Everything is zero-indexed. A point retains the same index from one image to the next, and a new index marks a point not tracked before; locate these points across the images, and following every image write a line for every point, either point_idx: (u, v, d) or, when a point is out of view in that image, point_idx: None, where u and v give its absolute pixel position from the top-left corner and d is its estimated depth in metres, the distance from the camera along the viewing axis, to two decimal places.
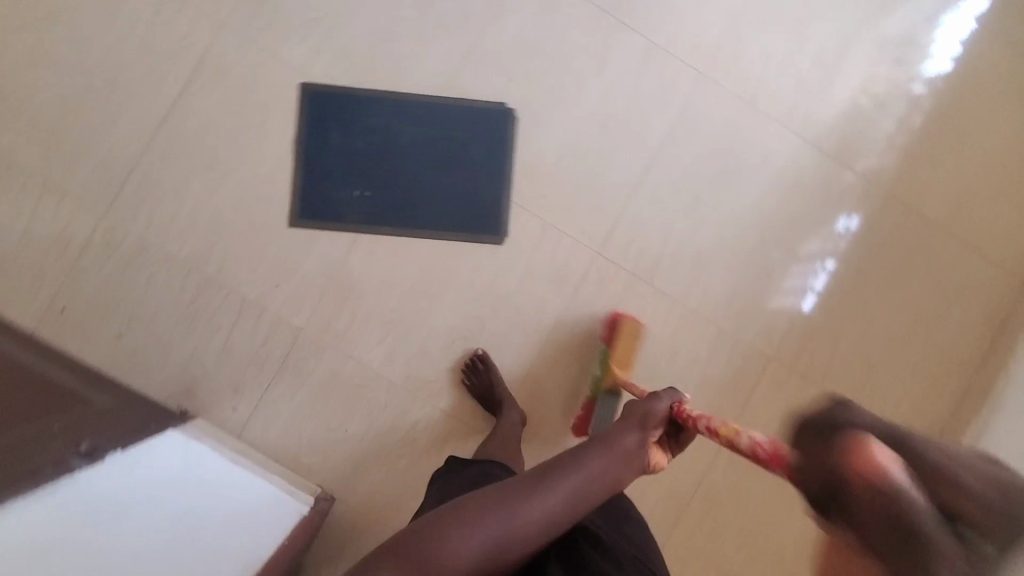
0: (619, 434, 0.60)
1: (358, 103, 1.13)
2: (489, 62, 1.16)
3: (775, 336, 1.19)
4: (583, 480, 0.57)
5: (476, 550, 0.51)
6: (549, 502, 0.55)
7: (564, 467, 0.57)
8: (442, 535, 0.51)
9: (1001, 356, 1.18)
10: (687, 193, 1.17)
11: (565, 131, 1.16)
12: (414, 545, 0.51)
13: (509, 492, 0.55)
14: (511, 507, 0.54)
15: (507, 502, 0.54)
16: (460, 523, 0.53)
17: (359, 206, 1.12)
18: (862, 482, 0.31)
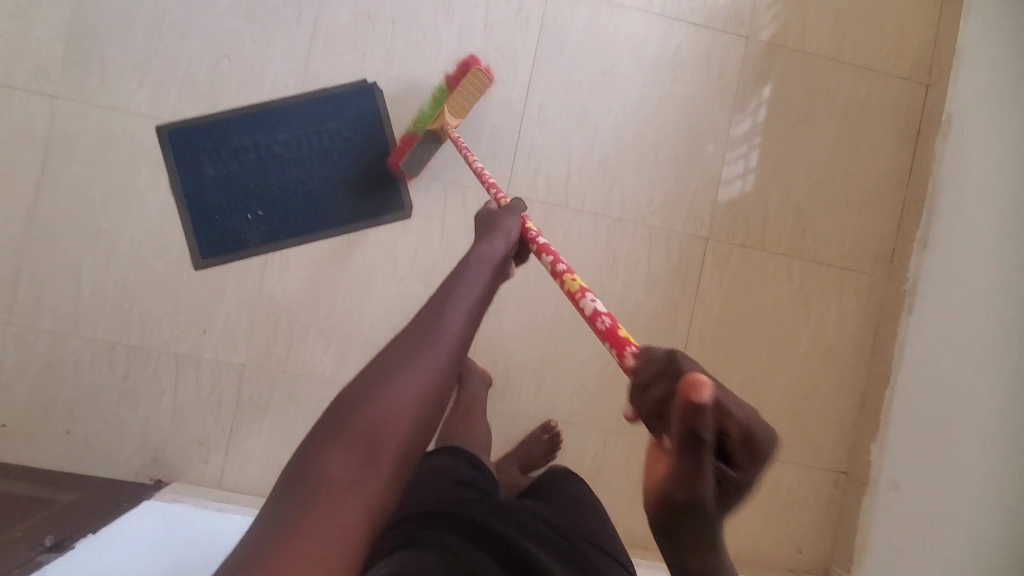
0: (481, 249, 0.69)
1: (223, 127, 1.09)
2: (336, 43, 1.11)
3: (706, 217, 1.17)
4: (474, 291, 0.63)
5: (417, 381, 0.53)
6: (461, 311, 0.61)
7: (456, 288, 0.63)
8: (369, 393, 0.51)
9: (926, 161, 1.17)
10: (573, 107, 1.15)
11: (435, 87, 1.12)
12: (359, 401, 0.51)
13: (419, 327, 0.57)
14: (430, 333, 0.57)
15: (423, 332, 0.57)
16: (392, 369, 0.53)
17: (259, 228, 1.08)
18: (685, 410, 0.39)
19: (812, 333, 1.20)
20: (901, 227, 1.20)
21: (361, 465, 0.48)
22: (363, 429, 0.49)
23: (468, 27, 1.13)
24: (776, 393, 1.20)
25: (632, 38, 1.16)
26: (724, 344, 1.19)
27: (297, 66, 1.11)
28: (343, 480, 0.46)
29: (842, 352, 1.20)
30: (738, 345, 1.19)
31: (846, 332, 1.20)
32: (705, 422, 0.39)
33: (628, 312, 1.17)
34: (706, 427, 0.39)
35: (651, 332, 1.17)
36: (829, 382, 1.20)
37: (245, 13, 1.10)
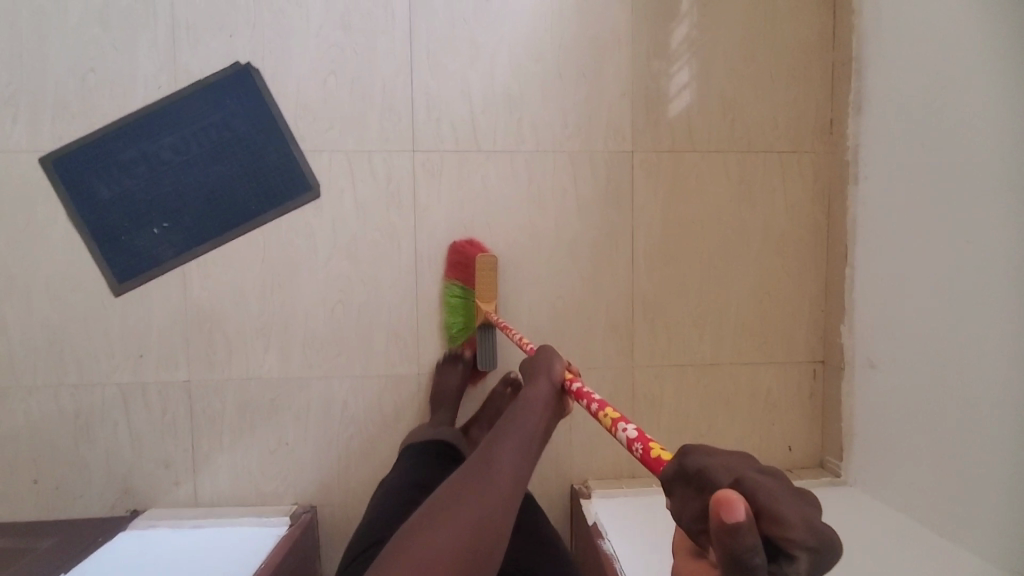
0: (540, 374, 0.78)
1: (106, 144, 1.04)
2: (200, 30, 1.04)
3: (626, 129, 1.12)
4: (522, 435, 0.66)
5: (455, 541, 0.56)
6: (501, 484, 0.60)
7: (512, 421, 0.68)
8: (417, 539, 0.56)
9: (849, 16, 1.09)
10: (462, 43, 1.08)
11: (313, 54, 1.06)
12: (407, 549, 0.55)
13: (476, 459, 0.63)
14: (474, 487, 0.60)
15: (471, 482, 0.60)
16: (437, 520, 0.57)
17: (168, 241, 1.04)
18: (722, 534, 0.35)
19: (763, 226, 1.14)
20: (835, 94, 1.12)
21: (462, 525, 0.57)
22: (470, 495, 0.59)
23: None
24: (736, 295, 1.15)
25: None
26: (672, 257, 1.14)
27: (166, 63, 1.04)
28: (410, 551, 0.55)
29: (796, 239, 1.15)
30: (687, 254, 1.14)
31: (797, 217, 1.14)
32: (750, 542, 0.35)
33: (567, 245, 1.12)
34: (750, 547, 0.35)
35: (595, 260, 1.12)
36: (790, 272, 1.15)
37: (98, 19, 1.04)
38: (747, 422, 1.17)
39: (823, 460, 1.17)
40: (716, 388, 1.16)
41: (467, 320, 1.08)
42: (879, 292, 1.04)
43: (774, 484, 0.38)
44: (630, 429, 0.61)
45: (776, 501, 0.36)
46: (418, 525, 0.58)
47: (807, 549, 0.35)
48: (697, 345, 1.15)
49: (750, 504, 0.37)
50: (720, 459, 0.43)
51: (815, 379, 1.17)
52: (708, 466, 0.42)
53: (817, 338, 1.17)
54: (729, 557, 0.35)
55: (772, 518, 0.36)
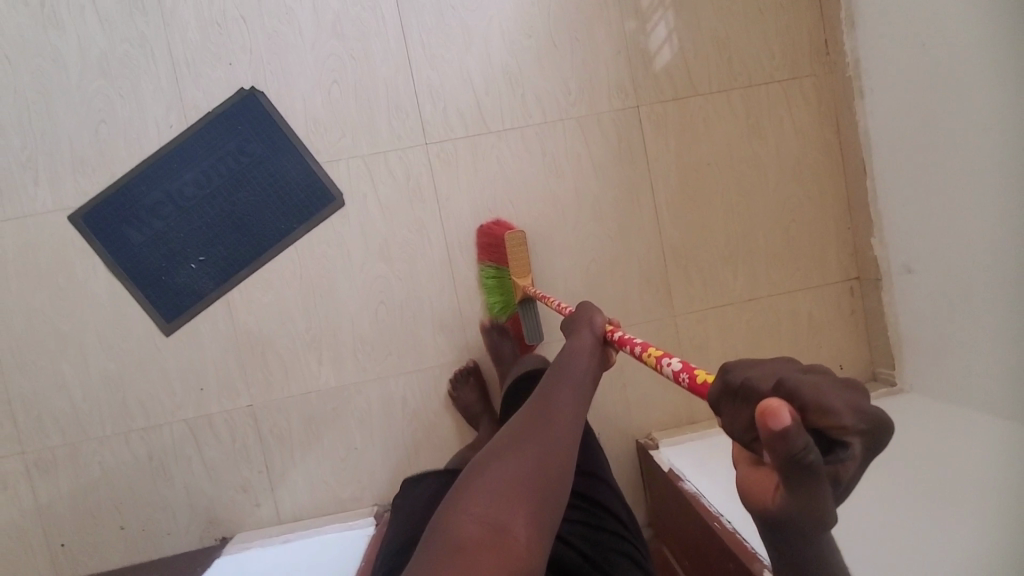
0: (581, 327, 0.79)
1: (130, 191, 1.06)
2: (200, 64, 1.06)
3: (627, 86, 1.13)
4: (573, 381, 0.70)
5: (524, 470, 0.58)
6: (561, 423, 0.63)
7: (561, 372, 0.71)
8: (485, 471, 0.58)
9: None
10: (455, 31, 1.09)
11: (313, 68, 1.08)
12: (479, 481, 0.58)
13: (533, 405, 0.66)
14: (535, 427, 0.62)
15: (532, 423, 0.63)
16: (503, 455, 0.60)
17: (207, 273, 1.07)
18: (769, 441, 0.35)
19: (776, 157, 1.16)
20: (824, 15, 1.14)
21: (530, 463, 0.58)
22: (533, 436, 0.61)
23: None
24: (762, 228, 1.17)
25: None
26: (695, 202, 1.16)
27: (173, 102, 1.06)
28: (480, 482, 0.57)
29: (811, 164, 1.17)
30: (708, 197, 1.16)
31: (808, 142, 1.16)
32: (803, 442, 0.35)
33: (590, 209, 1.14)
34: (805, 446, 0.35)
35: (620, 219, 1.14)
36: (810, 197, 1.17)
37: (99, 71, 1.06)
38: (794, 349, 1.19)
39: (874, 373, 1.19)
40: (758, 322, 1.18)
41: (507, 297, 1.09)
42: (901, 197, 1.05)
43: (818, 382, 0.37)
44: (673, 364, 0.62)
45: (822, 393, 0.36)
46: (486, 464, 0.59)
47: (859, 432, 0.36)
48: (733, 283, 1.17)
49: (796, 402, 0.36)
50: (762, 369, 0.42)
51: (852, 295, 1.19)
52: (752, 379, 0.42)
53: (848, 256, 1.19)
54: (786, 460, 0.35)
55: (820, 411, 0.36)
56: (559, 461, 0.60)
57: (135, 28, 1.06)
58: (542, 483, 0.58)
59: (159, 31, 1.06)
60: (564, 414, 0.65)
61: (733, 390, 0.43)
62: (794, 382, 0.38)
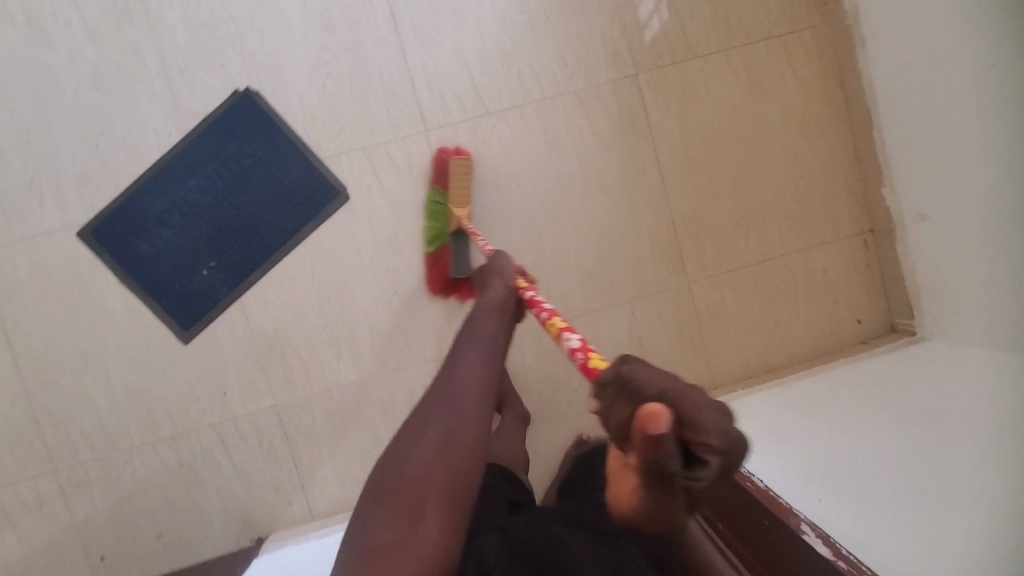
0: (490, 284, 0.83)
1: (134, 203, 1.05)
2: (192, 67, 1.05)
3: (623, 54, 1.12)
4: (481, 340, 0.74)
5: (432, 453, 0.62)
6: (466, 374, 0.69)
7: (467, 335, 0.75)
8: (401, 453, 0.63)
9: None
10: (445, 14, 1.08)
11: (306, 63, 1.07)
12: (393, 466, 0.62)
13: (440, 380, 0.70)
14: (444, 397, 0.66)
15: (441, 397, 0.67)
16: (413, 439, 0.64)
17: (219, 278, 1.07)
18: (649, 444, 0.36)
19: (779, 114, 1.15)
20: None
21: (437, 442, 0.63)
22: (442, 403, 0.66)
23: None
24: (770, 188, 1.16)
25: None
26: (701, 167, 1.15)
27: (169, 108, 1.06)
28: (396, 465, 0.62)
29: (815, 118, 1.15)
30: (713, 161, 1.15)
31: (810, 96, 1.15)
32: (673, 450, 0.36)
33: (596, 182, 1.13)
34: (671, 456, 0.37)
35: (626, 189, 1.14)
36: (816, 152, 1.16)
37: (93, 83, 1.05)
38: (811, 307, 1.18)
39: (894, 325, 1.18)
40: (774, 282, 1.17)
41: (438, 227, 1.07)
42: (908, 140, 1.04)
43: (701, 401, 0.39)
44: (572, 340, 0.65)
45: (699, 411, 0.38)
46: (398, 446, 0.64)
47: (720, 452, 0.38)
48: (745, 245, 1.17)
49: (676, 414, 0.38)
50: (657, 372, 0.42)
51: (867, 248, 1.18)
52: (643, 380, 0.41)
53: (859, 208, 1.17)
54: (648, 471, 0.38)
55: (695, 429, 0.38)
56: (463, 441, 0.63)
57: (125, 37, 1.05)
58: (453, 462, 0.62)
59: (148, 37, 1.05)
60: (470, 382, 0.68)
61: (619, 385, 0.42)
62: (678, 397, 0.39)
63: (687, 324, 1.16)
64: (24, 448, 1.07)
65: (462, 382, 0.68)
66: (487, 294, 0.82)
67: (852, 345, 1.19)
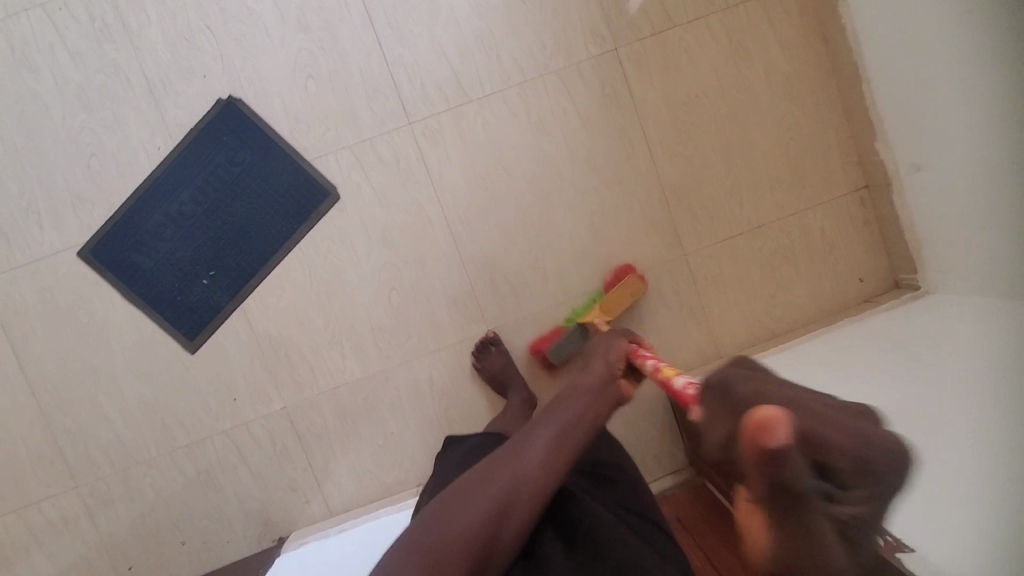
0: (609, 343, 0.73)
1: (131, 219, 1.07)
2: (175, 80, 1.06)
3: (602, 30, 1.11)
4: (572, 422, 0.64)
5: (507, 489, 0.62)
6: (545, 438, 0.64)
7: (559, 407, 0.66)
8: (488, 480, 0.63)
9: None
10: (419, 5, 1.08)
11: (285, 65, 1.07)
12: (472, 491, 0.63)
13: (556, 433, 0.64)
14: (536, 452, 0.63)
15: (538, 456, 0.63)
16: (499, 471, 0.63)
17: (219, 286, 1.08)
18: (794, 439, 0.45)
19: (764, 77, 1.14)
20: None
21: (531, 471, 0.63)
22: (531, 451, 0.64)
23: None
24: (761, 153, 1.15)
25: None
26: (689, 137, 1.14)
27: (156, 123, 1.07)
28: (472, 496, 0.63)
29: (802, 78, 1.14)
30: (701, 130, 1.14)
31: (795, 56, 1.13)
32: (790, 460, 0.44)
33: (585, 161, 1.13)
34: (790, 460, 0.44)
35: (616, 165, 1.13)
36: (806, 113, 1.15)
37: (80, 104, 1.06)
38: (812, 269, 1.17)
39: (897, 281, 1.17)
40: (771, 247, 1.16)
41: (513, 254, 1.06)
42: (898, 90, 1.02)
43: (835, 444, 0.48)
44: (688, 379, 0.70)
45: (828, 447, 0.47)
46: (483, 475, 0.64)
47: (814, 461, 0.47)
48: (740, 212, 1.16)
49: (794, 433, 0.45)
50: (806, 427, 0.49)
51: (864, 206, 1.17)
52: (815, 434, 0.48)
53: (853, 166, 1.16)
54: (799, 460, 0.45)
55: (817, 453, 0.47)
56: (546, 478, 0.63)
57: (106, 56, 1.06)
58: (542, 486, 0.62)
59: (129, 54, 1.06)
60: (565, 451, 0.64)
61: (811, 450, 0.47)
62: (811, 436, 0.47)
63: (687, 295, 1.16)
64: (46, 467, 1.10)
65: (542, 437, 0.64)
66: (596, 367, 0.69)
67: (856, 305, 1.18)
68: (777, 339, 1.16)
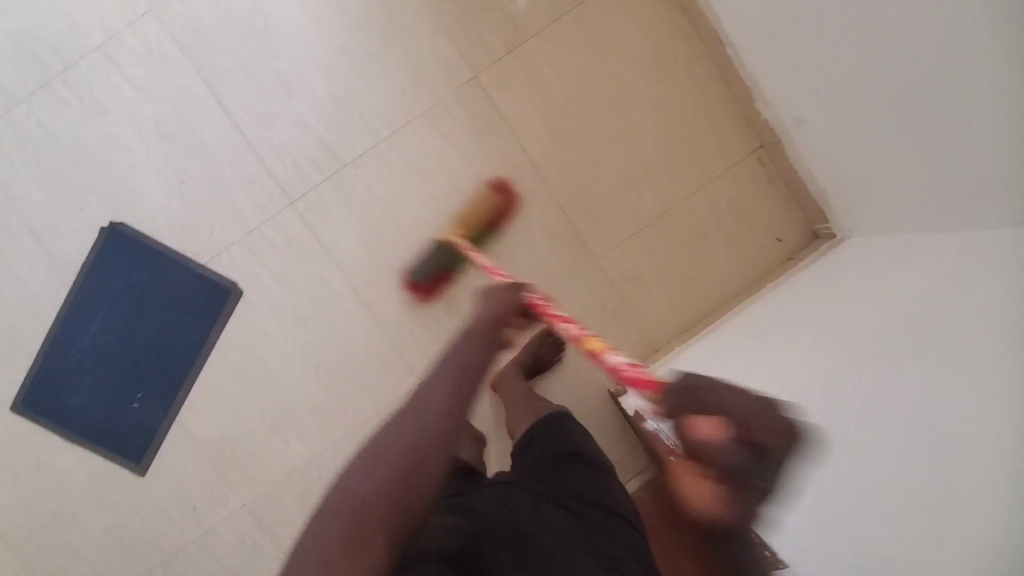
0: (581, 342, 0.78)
1: (51, 363, 1.09)
2: (55, 219, 1.07)
3: (456, 60, 1.09)
4: (455, 362, 0.58)
5: (411, 428, 0.51)
6: (433, 389, 0.55)
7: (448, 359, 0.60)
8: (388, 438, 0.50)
9: None
10: (269, 83, 1.07)
11: (156, 178, 1.07)
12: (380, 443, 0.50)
13: (439, 371, 0.57)
14: (422, 392, 0.55)
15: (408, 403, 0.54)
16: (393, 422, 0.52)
17: (152, 405, 1.10)
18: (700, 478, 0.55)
19: (631, 64, 1.11)
20: None
21: (428, 416, 0.52)
22: (408, 409, 0.53)
23: (132, 104, 1.06)
24: (647, 140, 1.13)
25: None
26: (572, 143, 1.12)
27: (49, 264, 1.08)
28: (355, 470, 0.49)
29: (670, 54, 1.11)
30: (581, 132, 1.12)
31: (657, 34, 1.11)
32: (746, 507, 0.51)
33: (473, 194, 1.11)
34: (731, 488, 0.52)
35: (505, 189, 1.12)
36: (683, 87, 1.12)
37: None
38: (728, 242, 1.15)
39: (815, 231, 1.14)
40: (680, 231, 1.14)
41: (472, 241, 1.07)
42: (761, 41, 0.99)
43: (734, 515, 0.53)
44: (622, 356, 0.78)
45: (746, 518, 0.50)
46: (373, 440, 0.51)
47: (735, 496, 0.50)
48: (640, 204, 1.13)
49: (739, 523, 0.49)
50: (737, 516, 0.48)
51: (763, 165, 1.14)
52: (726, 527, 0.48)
53: (743, 128, 1.13)
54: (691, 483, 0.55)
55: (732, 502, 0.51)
56: (445, 416, 0.52)
57: None
58: (447, 419, 0.52)
59: (6, 205, 1.07)
60: (438, 387, 0.55)
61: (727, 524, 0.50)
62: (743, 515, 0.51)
63: (609, 299, 1.14)
64: None
65: (436, 384, 0.55)
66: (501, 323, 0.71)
67: (779, 266, 1.15)
68: (709, 320, 1.15)
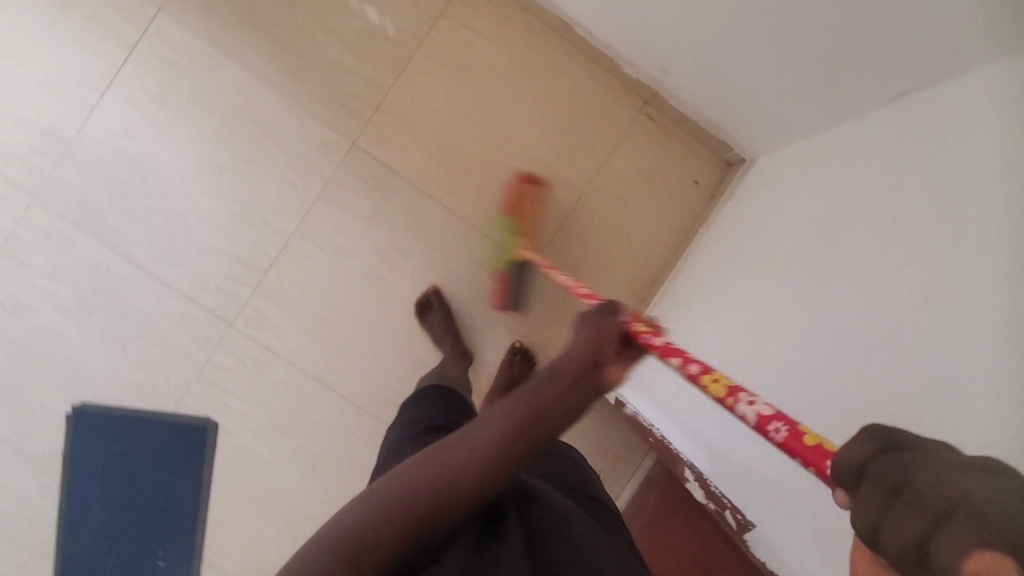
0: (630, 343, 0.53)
1: (65, 559, 1.10)
2: (20, 424, 1.09)
3: (332, 135, 1.10)
4: (519, 408, 0.45)
5: (479, 444, 0.45)
6: (487, 432, 0.45)
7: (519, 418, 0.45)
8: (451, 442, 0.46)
9: None
10: (169, 224, 1.09)
11: (99, 350, 1.10)
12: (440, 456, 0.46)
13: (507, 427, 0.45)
14: (476, 427, 0.46)
15: (459, 435, 0.47)
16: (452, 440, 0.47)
17: (174, 560, 1.11)
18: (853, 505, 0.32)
19: (495, 75, 1.12)
20: None
21: (489, 435, 0.45)
22: (465, 431, 0.47)
23: (52, 291, 1.09)
24: (538, 138, 1.13)
25: (117, 134, 1.08)
26: (469, 168, 1.13)
27: (31, 465, 1.10)
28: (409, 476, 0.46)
29: (527, 51, 1.12)
30: (474, 154, 1.13)
31: (509, 37, 1.11)
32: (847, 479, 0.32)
33: (396, 253, 1.13)
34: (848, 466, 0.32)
35: (423, 236, 1.13)
36: (551, 77, 1.12)
37: None
38: (650, 205, 1.15)
39: (727, 162, 1.15)
40: (601, 212, 1.15)
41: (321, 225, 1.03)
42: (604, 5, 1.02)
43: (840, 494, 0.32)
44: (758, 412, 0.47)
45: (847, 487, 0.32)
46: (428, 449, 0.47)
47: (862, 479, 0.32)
48: (555, 200, 1.14)
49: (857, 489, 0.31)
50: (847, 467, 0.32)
51: (655, 120, 1.14)
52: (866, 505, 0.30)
53: (622, 93, 1.13)
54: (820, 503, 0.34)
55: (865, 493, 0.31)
56: (501, 449, 0.45)
57: None
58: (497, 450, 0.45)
59: None
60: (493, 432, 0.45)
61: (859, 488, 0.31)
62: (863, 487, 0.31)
63: (560, 299, 1.15)
64: None
65: (493, 425, 0.45)
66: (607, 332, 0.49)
67: (706, 207, 1.15)
68: (660, 283, 1.15)
